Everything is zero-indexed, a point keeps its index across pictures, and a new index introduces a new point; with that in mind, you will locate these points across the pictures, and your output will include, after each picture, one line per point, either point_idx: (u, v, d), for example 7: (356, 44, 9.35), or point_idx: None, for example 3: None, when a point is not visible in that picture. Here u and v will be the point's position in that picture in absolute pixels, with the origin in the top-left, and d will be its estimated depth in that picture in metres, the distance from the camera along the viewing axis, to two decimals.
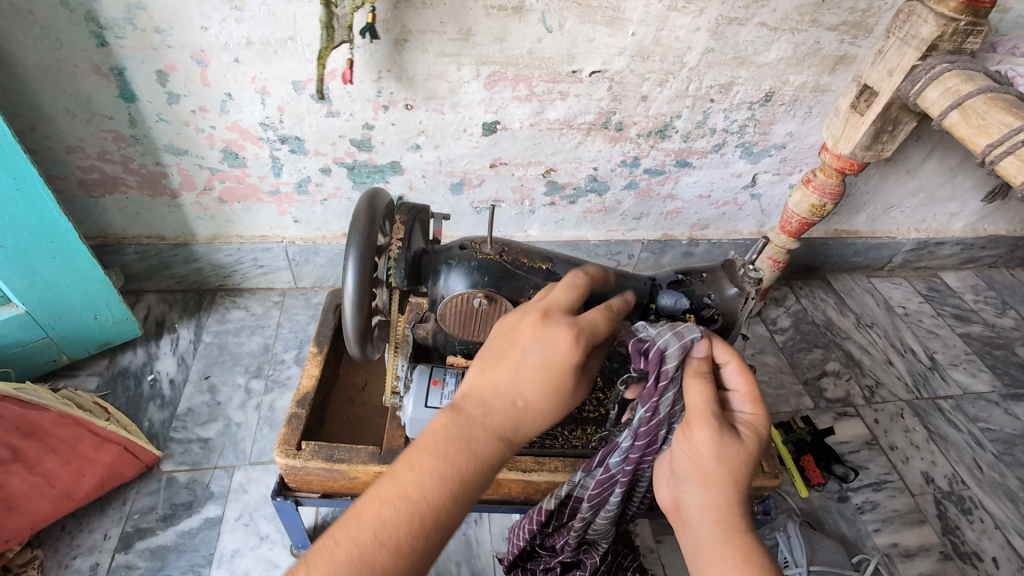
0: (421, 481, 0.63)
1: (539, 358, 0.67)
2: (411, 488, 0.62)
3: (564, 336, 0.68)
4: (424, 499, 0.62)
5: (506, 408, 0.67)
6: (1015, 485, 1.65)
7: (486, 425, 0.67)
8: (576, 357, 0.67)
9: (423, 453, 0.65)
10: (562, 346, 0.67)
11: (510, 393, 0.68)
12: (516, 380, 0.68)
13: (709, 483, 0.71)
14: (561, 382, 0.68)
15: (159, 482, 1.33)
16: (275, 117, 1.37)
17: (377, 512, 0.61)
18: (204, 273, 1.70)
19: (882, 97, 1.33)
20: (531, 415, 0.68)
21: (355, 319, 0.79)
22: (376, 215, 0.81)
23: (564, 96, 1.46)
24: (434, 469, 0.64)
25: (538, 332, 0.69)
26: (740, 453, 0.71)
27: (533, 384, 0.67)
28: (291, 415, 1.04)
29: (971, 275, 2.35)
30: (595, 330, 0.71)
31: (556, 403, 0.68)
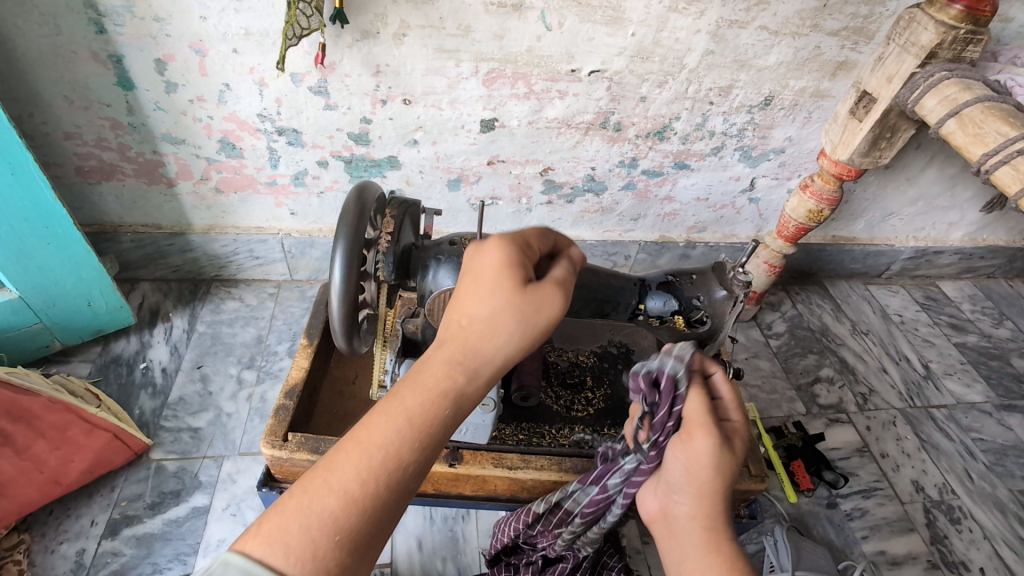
0: (379, 428, 0.57)
1: (472, 275, 0.66)
2: (372, 433, 0.56)
3: (490, 243, 0.68)
4: (380, 441, 0.56)
5: (456, 333, 0.64)
6: (1005, 496, 1.65)
7: (441, 355, 0.62)
8: (508, 255, 0.66)
9: (389, 400, 0.59)
10: (497, 255, 0.66)
11: (465, 316, 0.64)
12: (470, 303, 0.65)
13: (701, 487, 0.72)
14: (513, 288, 0.64)
15: (148, 470, 1.33)
16: (272, 108, 1.37)
17: (329, 458, 0.55)
18: (200, 263, 1.70)
19: (880, 104, 1.33)
20: (480, 329, 0.63)
21: (341, 311, 0.79)
22: (365, 207, 0.81)
23: (563, 95, 1.46)
24: (388, 410, 0.58)
25: (483, 253, 0.68)
26: (732, 462, 0.73)
27: (485, 296, 0.64)
28: (279, 406, 1.04)
29: (968, 285, 2.35)
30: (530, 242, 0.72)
31: (511, 308, 0.64)
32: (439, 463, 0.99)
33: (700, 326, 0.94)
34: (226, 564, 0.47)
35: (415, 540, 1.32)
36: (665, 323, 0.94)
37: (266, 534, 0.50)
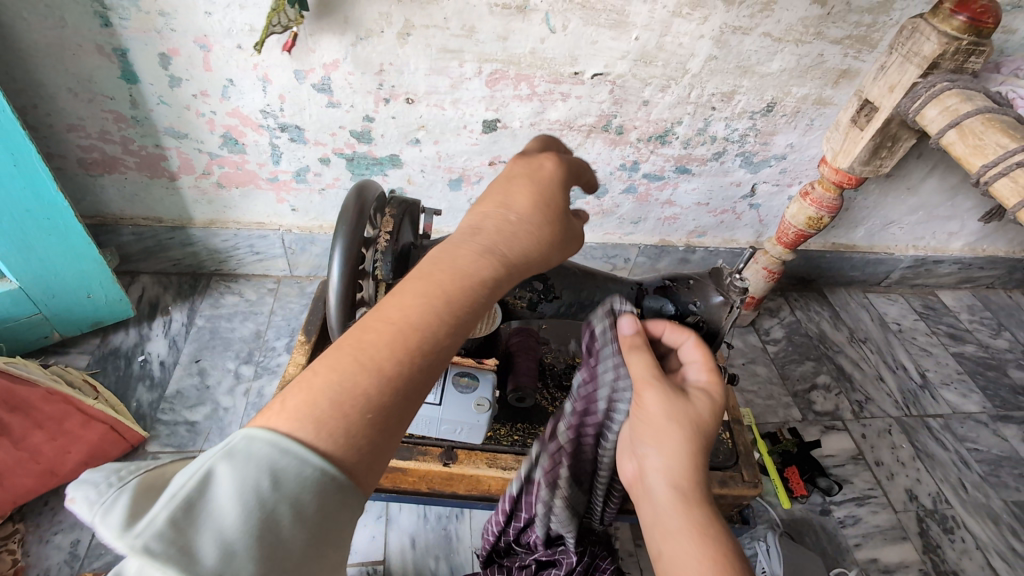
0: (415, 305, 0.48)
1: (520, 176, 0.60)
2: (401, 310, 0.47)
3: (544, 155, 0.63)
4: (409, 320, 0.46)
5: (497, 227, 0.56)
6: (999, 507, 1.65)
7: (476, 243, 0.54)
8: (565, 170, 0.63)
9: (422, 279, 0.50)
10: (541, 160, 0.62)
11: (501, 209, 0.58)
12: (506, 200, 0.58)
13: (665, 442, 0.69)
14: (559, 196, 0.60)
15: (144, 462, 1.34)
16: (275, 104, 1.37)
17: (357, 334, 0.46)
18: (200, 257, 1.71)
19: (882, 113, 1.34)
20: (523, 229, 0.57)
21: (338, 308, 0.79)
22: (365, 205, 0.81)
23: (565, 98, 1.47)
24: (426, 289, 0.49)
25: (522, 159, 0.63)
26: (689, 412, 0.70)
27: (527, 196, 0.58)
28: (275, 402, 1.05)
29: (967, 295, 2.35)
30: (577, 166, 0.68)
31: (554, 214, 0.59)
32: (434, 462, 1.01)
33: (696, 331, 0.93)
34: (250, 438, 0.39)
35: (408, 538, 1.33)
36: None
37: (289, 409, 0.41)
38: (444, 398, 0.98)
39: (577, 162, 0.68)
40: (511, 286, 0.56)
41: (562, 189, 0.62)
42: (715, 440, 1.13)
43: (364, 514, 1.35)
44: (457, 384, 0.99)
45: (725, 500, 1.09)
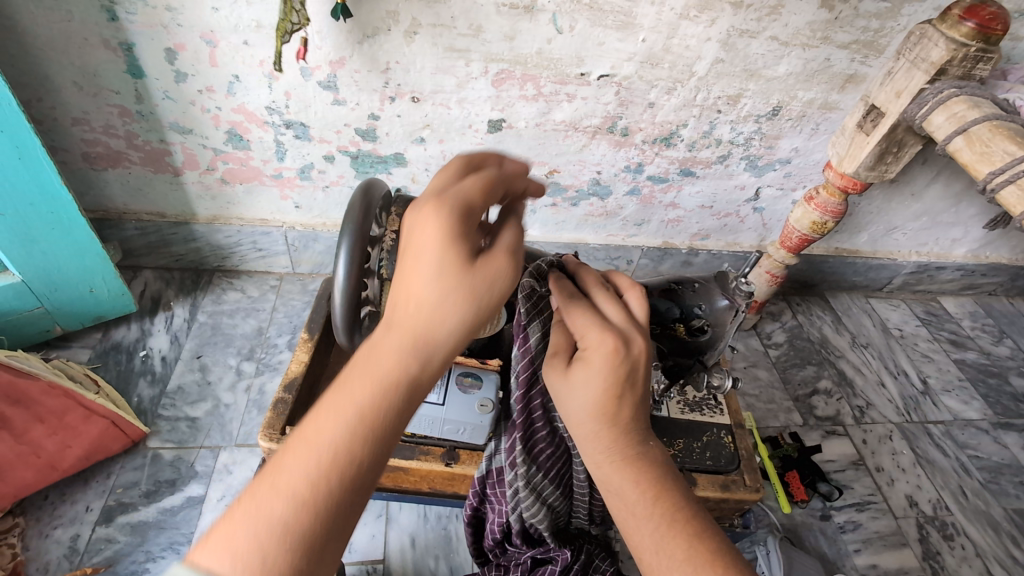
0: (326, 424, 0.52)
1: (413, 248, 0.57)
2: (316, 429, 0.52)
3: (426, 211, 0.57)
4: (320, 438, 0.51)
5: (404, 318, 0.56)
6: (999, 515, 1.65)
7: (386, 345, 0.55)
8: (454, 220, 0.57)
9: (336, 395, 0.54)
10: (423, 222, 0.57)
11: (403, 295, 0.57)
12: (407, 285, 0.57)
13: (573, 422, 0.71)
14: (451, 262, 0.56)
15: (144, 458, 1.34)
16: (281, 101, 1.37)
17: (275, 464, 0.51)
18: (203, 253, 1.71)
19: (888, 119, 1.33)
20: (428, 316, 0.56)
21: (343, 307, 0.79)
22: (370, 206, 0.81)
23: (571, 98, 1.46)
24: (336, 406, 0.53)
25: (415, 219, 0.58)
26: (576, 390, 0.70)
27: (420, 279, 0.56)
28: (277, 399, 1.05)
29: (970, 301, 2.35)
30: (464, 191, 0.59)
31: (449, 288, 0.56)
32: (436, 461, 1.01)
33: (701, 335, 0.94)
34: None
35: (407, 537, 1.33)
36: (666, 330, 0.94)
37: (212, 544, 0.47)
38: (447, 398, 0.98)
39: (472, 193, 0.60)
40: (432, 376, 0.56)
41: (458, 251, 0.56)
42: (717, 444, 1.13)
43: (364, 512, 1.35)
44: (460, 384, 1.00)
45: (726, 505, 1.08)
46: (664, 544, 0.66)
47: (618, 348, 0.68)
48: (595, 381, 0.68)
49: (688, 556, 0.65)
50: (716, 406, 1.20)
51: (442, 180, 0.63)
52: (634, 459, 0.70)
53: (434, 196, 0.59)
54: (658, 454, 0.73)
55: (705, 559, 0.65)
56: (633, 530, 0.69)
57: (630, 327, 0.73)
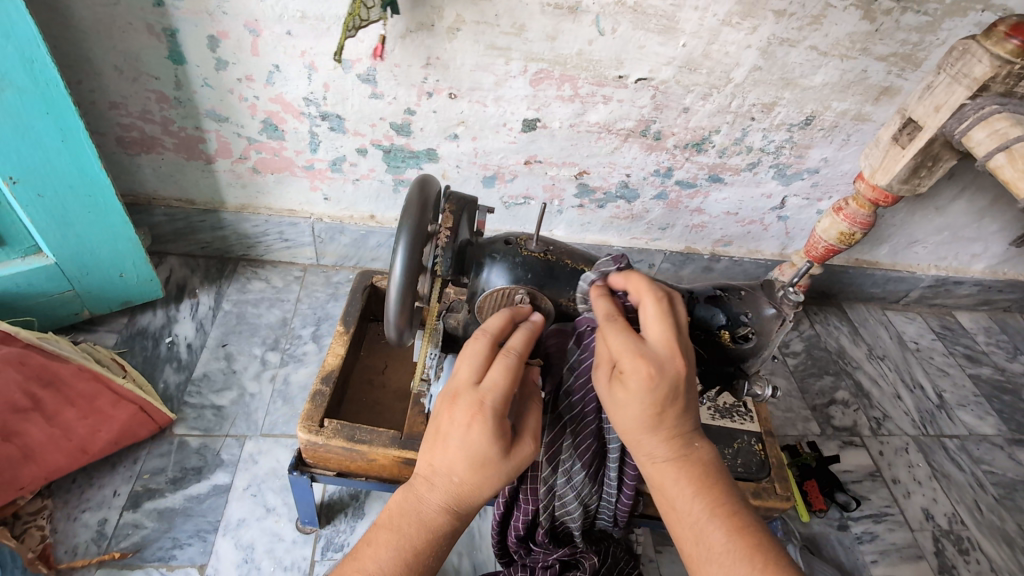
0: (381, 557, 0.73)
1: (460, 446, 0.71)
2: (371, 558, 0.73)
3: (473, 424, 0.71)
4: (382, 570, 0.72)
5: (446, 485, 0.74)
6: (1013, 531, 1.65)
7: (433, 505, 0.74)
8: (493, 431, 0.71)
9: (390, 534, 0.74)
10: (467, 426, 0.71)
11: (443, 469, 0.73)
12: (445, 463, 0.73)
13: (621, 433, 0.74)
14: (490, 461, 0.72)
15: (170, 445, 1.34)
16: (319, 93, 1.37)
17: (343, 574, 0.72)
18: (229, 242, 1.70)
19: (925, 132, 1.34)
20: (466, 491, 0.73)
21: (399, 303, 0.80)
22: (428, 201, 0.82)
23: (607, 101, 1.46)
24: (390, 543, 0.74)
25: (458, 418, 0.72)
26: (623, 405, 0.72)
27: (463, 472, 0.72)
28: (315, 391, 1.05)
29: (985, 317, 2.36)
30: (496, 394, 0.72)
31: (486, 476, 0.72)
32: None
33: (745, 342, 0.94)
34: None
35: None
36: (711, 336, 0.94)
37: None
38: None
39: (504, 397, 0.72)
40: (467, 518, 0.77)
41: (495, 455, 0.72)
42: (748, 450, 1.14)
43: None
44: None
45: (756, 512, 1.09)
46: (705, 534, 0.69)
47: (653, 373, 0.69)
48: (637, 397, 0.70)
49: (728, 549, 0.67)
50: (746, 413, 1.21)
51: (472, 367, 0.75)
52: (678, 457, 0.73)
53: (475, 399, 0.72)
54: (705, 453, 0.75)
55: (745, 552, 0.67)
56: (679, 527, 0.72)
57: (666, 345, 0.73)
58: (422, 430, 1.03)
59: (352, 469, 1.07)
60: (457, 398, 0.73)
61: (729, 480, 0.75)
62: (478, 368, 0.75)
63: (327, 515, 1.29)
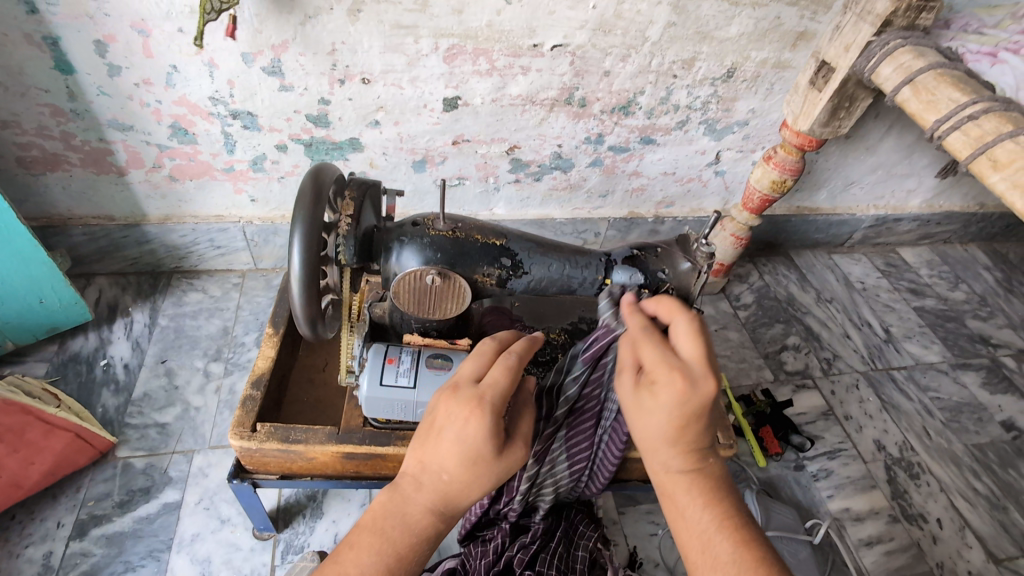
0: (364, 564, 0.70)
1: (455, 438, 0.72)
2: (353, 564, 0.70)
3: (469, 416, 0.72)
4: (365, 574, 0.70)
5: (433, 482, 0.73)
6: (960, 451, 1.73)
7: (419, 504, 0.73)
8: (490, 425, 0.72)
9: (373, 536, 0.72)
10: (464, 421, 0.72)
11: (433, 466, 0.73)
12: (437, 459, 0.73)
13: (640, 442, 0.75)
14: (482, 457, 0.72)
15: (114, 469, 1.30)
16: (224, 91, 1.32)
17: None
18: (158, 255, 1.65)
19: (839, 74, 1.35)
20: (455, 489, 0.73)
21: (302, 298, 0.78)
22: (322, 189, 0.79)
23: (526, 71, 1.44)
24: (372, 547, 0.72)
25: (457, 411, 0.73)
26: (648, 415, 0.73)
27: (455, 467, 0.72)
28: (245, 397, 1.02)
29: (927, 251, 2.43)
30: (496, 391, 0.75)
31: (475, 473, 0.73)
32: None
33: (666, 299, 0.94)
34: None
35: None
36: None
37: None
38: (419, 380, 0.92)
39: (502, 396, 0.75)
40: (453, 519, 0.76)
41: (489, 451, 0.72)
42: None
43: (347, 502, 1.32)
44: (430, 365, 0.94)
45: None
46: (712, 545, 0.71)
47: (694, 389, 0.70)
48: (668, 404, 0.71)
49: (734, 558, 0.69)
50: None
51: (476, 368, 0.78)
52: (693, 470, 0.75)
53: (473, 393, 0.74)
54: (715, 469, 0.76)
55: (751, 565, 0.68)
56: (687, 537, 0.74)
57: (702, 366, 0.73)
58: (359, 424, 1.02)
59: (295, 470, 1.05)
60: (457, 392, 0.75)
61: (737, 494, 0.77)
62: (480, 369, 0.78)
63: (284, 519, 1.28)
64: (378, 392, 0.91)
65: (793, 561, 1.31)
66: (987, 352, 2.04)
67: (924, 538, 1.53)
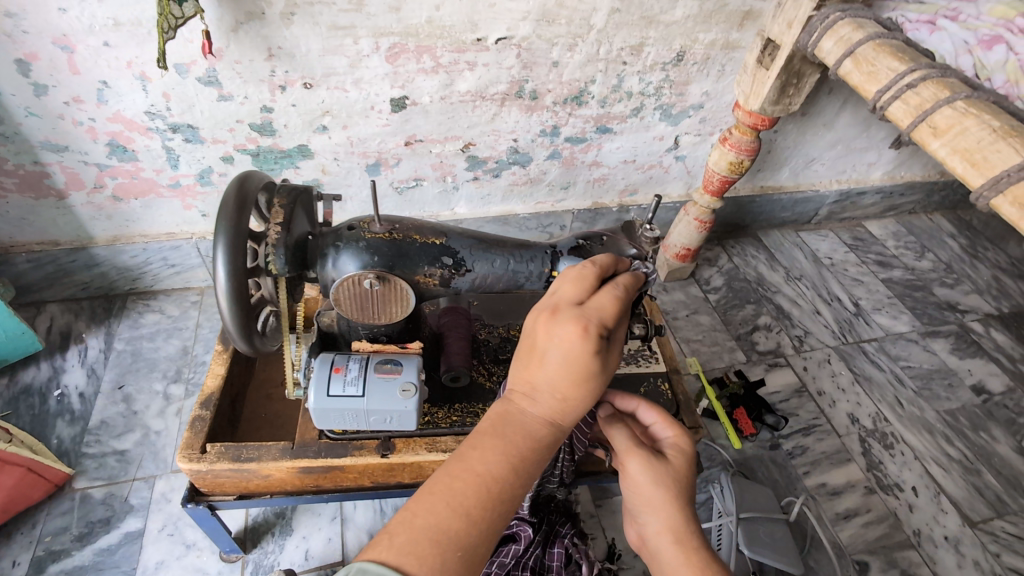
0: (491, 463, 0.63)
1: (560, 358, 0.66)
2: (478, 463, 0.62)
3: (573, 335, 0.66)
4: (492, 472, 0.62)
5: (546, 396, 0.67)
6: (932, 418, 1.75)
7: (534, 415, 0.66)
8: (596, 343, 0.66)
9: (494, 439, 0.64)
10: (572, 338, 0.66)
11: (540, 380, 0.67)
12: (543, 374, 0.67)
13: (652, 506, 0.72)
14: (592, 373, 0.67)
15: (72, 501, 1.26)
16: (161, 104, 1.28)
17: (447, 483, 0.61)
18: (110, 278, 1.60)
19: (784, 50, 1.34)
20: (567, 405, 0.67)
21: (232, 312, 0.75)
22: (247, 197, 0.76)
23: (472, 66, 1.42)
24: (496, 448, 0.64)
25: (555, 333, 0.67)
26: (666, 470, 0.74)
27: (566, 386, 0.66)
28: (194, 417, 0.99)
29: (892, 222, 2.45)
30: (604, 316, 0.69)
31: (588, 390, 0.67)
32: (372, 454, 0.97)
33: None
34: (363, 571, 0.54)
35: (366, 534, 1.29)
36: None
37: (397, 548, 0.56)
38: (367, 388, 0.90)
39: (606, 319, 0.69)
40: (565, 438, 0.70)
41: (598, 368, 0.67)
42: (654, 392, 1.13)
43: (317, 517, 1.30)
44: (379, 370, 0.92)
45: None
46: None
47: (684, 436, 0.77)
48: (679, 461, 0.76)
49: None
50: (651, 354, 1.21)
51: (576, 290, 0.72)
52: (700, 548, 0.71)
53: (578, 314, 0.68)
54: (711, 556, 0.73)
55: None
56: None
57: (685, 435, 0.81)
58: (314, 437, 0.99)
59: (252, 489, 1.03)
60: (558, 313, 0.68)
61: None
62: (582, 292, 0.72)
63: (253, 539, 1.25)
64: (327, 402, 0.88)
65: (770, 542, 1.31)
66: (955, 318, 2.06)
67: (901, 507, 1.54)
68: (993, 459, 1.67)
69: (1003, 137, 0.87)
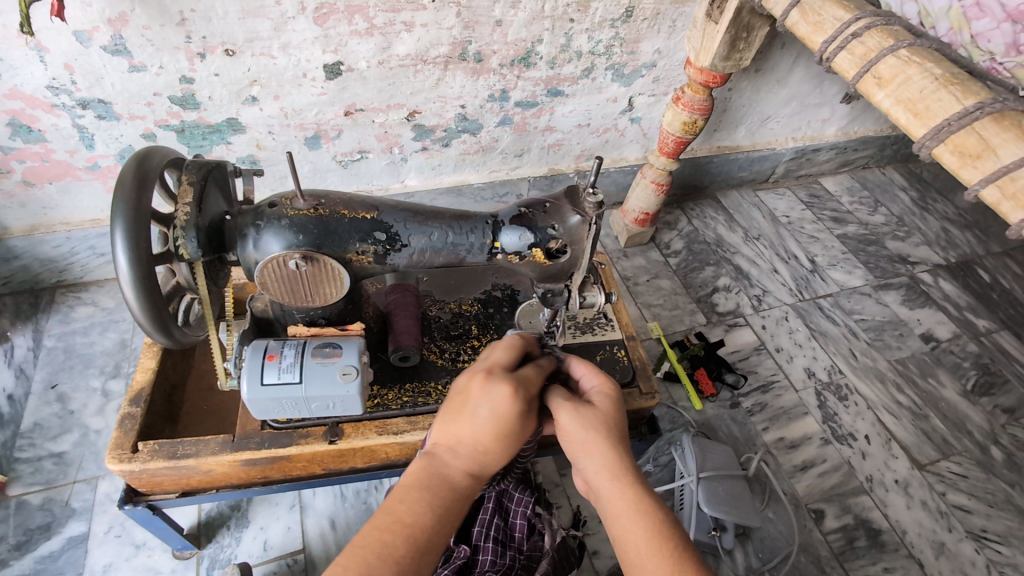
0: (418, 512, 0.66)
1: (489, 414, 0.71)
2: (403, 515, 0.65)
3: (503, 396, 0.71)
4: (419, 522, 0.65)
5: (469, 451, 0.71)
6: (884, 367, 1.80)
7: (458, 467, 0.71)
8: (522, 404, 0.72)
9: (420, 486, 0.68)
10: (502, 399, 0.71)
11: (465, 436, 0.71)
12: (467, 432, 0.71)
13: (583, 448, 0.74)
14: (514, 430, 0.72)
15: (6, 509, 1.20)
16: (64, 77, 1.16)
17: (380, 532, 0.63)
18: (33, 271, 1.49)
19: (732, 3, 1.30)
20: (487, 459, 0.72)
21: (140, 302, 0.69)
22: (147, 176, 0.69)
23: (410, 27, 1.33)
24: (422, 498, 0.67)
25: (487, 391, 0.72)
26: (597, 413, 0.76)
27: (489, 439, 0.71)
28: (123, 416, 0.93)
29: (847, 177, 2.48)
30: (530, 383, 0.76)
31: (506, 448, 0.72)
32: (318, 442, 0.93)
33: (561, 256, 0.89)
34: None
35: (327, 520, 1.26)
36: (524, 259, 0.89)
37: None
38: (305, 374, 0.85)
39: (532, 383, 0.76)
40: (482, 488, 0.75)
41: (519, 428, 0.73)
42: (610, 359, 1.12)
43: (275, 507, 1.26)
44: (316, 355, 0.87)
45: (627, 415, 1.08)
46: (667, 545, 0.67)
47: (610, 383, 0.81)
48: (609, 404, 0.78)
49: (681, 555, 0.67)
50: (607, 322, 1.18)
51: (507, 357, 0.79)
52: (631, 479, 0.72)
53: (511, 376, 0.74)
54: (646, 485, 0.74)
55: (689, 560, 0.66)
56: (629, 545, 0.68)
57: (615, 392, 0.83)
58: (257, 428, 0.94)
59: (195, 485, 0.98)
60: (491, 374, 0.74)
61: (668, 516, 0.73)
62: (512, 357, 0.79)
63: (207, 535, 1.21)
64: (260, 392, 0.84)
65: (728, 498, 1.34)
66: (906, 270, 2.11)
67: (854, 455, 1.59)
68: (941, 404, 1.73)
69: (945, 85, 0.86)
